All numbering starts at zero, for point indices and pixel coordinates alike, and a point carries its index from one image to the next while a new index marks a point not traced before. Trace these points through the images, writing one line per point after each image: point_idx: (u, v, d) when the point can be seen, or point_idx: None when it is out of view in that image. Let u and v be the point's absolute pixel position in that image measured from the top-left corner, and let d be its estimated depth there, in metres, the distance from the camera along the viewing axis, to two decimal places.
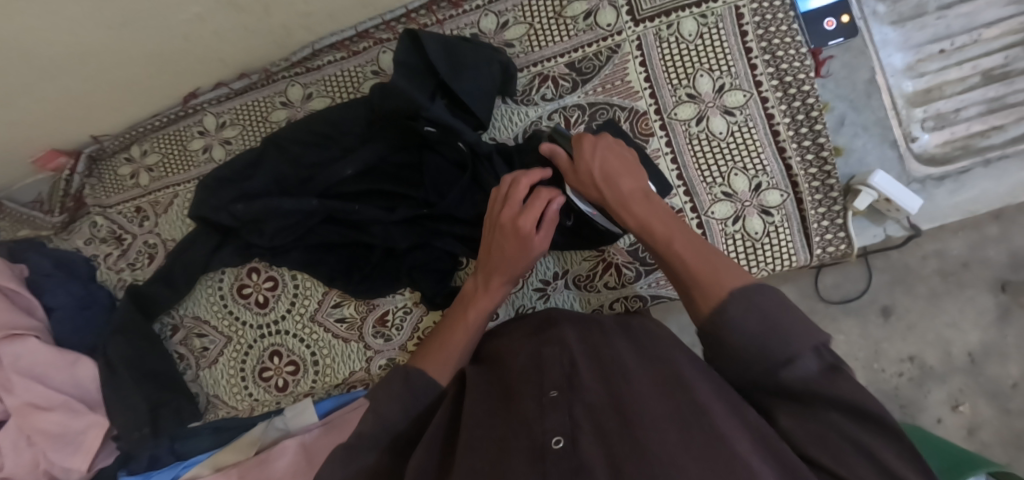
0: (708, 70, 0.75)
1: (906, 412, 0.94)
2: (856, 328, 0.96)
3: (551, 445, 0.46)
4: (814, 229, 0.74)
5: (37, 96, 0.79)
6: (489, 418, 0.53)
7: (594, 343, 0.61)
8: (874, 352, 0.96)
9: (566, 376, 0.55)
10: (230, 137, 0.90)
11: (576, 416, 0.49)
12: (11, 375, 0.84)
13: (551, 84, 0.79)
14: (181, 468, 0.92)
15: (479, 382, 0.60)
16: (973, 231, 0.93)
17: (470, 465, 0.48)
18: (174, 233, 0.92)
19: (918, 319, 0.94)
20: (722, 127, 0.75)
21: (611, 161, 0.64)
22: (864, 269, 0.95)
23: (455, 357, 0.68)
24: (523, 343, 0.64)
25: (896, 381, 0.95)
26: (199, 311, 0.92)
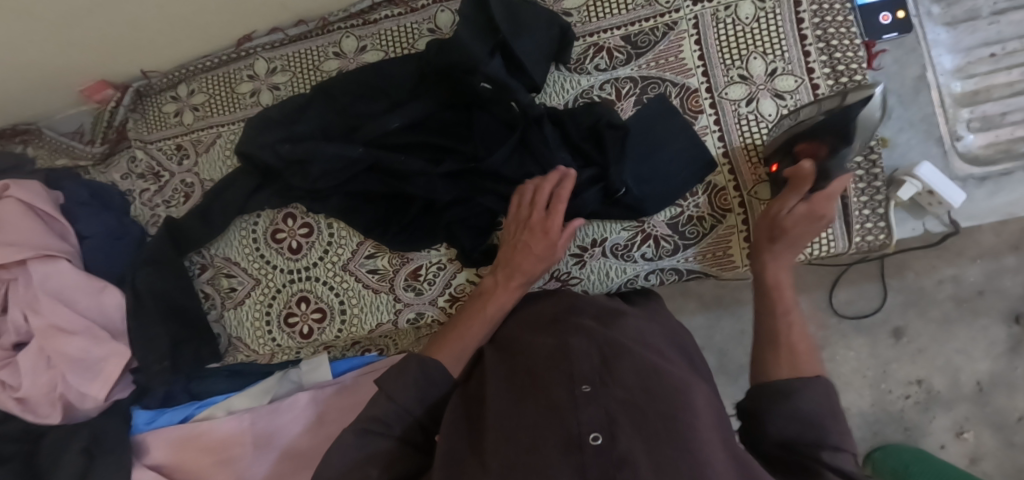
0: (761, 54, 0.77)
1: (910, 433, 1.13)
2: (865, 346, 1.15)
3: (588, 440, 0.50)
4: (856, 217, 0.74)
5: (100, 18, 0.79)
6: (519, 404, 0.56)
7: (614, 329, 0.64)
8: (884, 371, 1.14)
9: (596, 371, 0.57)
10: (279, 82, 0.90)
11: (611, 412, 0.52)
12: (40, 296, 0.84)
13: (605, 55, 0.80)
14: (194, 408, 0.93)
15: (503, 369, 0.62)
16: (991, 262, 1.10)
17: (504, 455, 0.52)
18: (213, 173, 0.93)
19: (930, 341, 1.13)
20: (772, 110, 0.77)
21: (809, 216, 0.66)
22: (880, 288, 1.14)
23: (469, 349, 0.68)
24: (547, 330, 0.66)
25: (903, 403, 1.14)
26: (230, 252, 0.92)
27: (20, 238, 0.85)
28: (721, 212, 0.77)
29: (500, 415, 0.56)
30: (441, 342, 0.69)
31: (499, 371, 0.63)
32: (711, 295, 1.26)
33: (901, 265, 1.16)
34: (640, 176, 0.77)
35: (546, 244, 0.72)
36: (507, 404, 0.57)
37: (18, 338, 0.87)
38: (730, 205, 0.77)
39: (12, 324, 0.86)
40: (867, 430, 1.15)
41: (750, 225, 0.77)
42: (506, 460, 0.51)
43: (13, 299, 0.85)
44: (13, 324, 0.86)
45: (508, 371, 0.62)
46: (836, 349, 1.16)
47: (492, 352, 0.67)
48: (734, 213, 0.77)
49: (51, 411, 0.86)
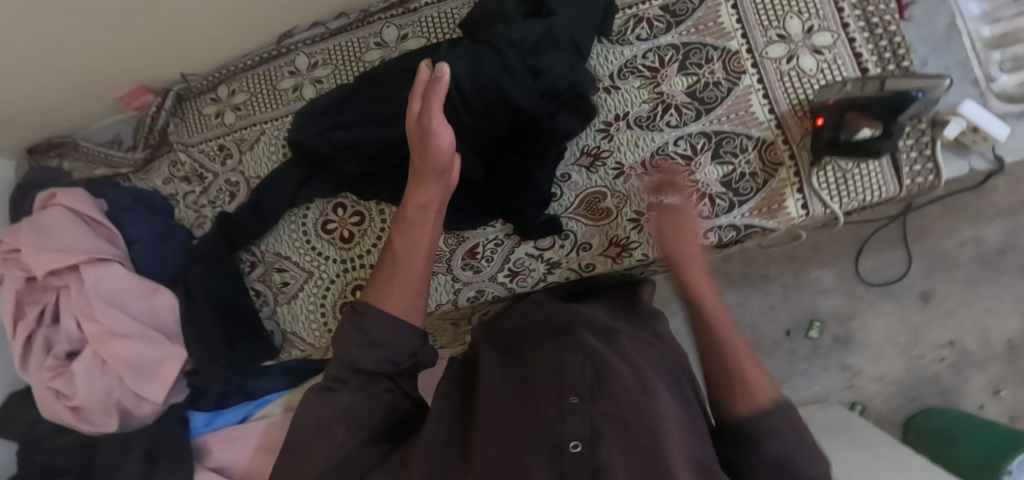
0: (797, 13, 0.80)
1: (947, 396, 1.17)
2: (894, 311, 1.20)
3: (569, 448, 0.53)
4: (904, 161, 0.76)
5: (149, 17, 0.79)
6: (509, 413, 0.60)
7: (611, 344, 0.66)
8: (914, 336, 1.19)
9: (587, 383, 0.59)
10: (322, 76, 0.91)
11: (594, 422, 0.55)
12: (93, 300, 0.82)
13: (647, 25, 0.83)
14: (252, 407, 0.93)
15: (501, 378, 0.66)
16: (1008, 220, 1.15)
17: (493, 464, 0.55)
18: (259, 171, 0.93)
19: (957, 302, 1.18)
20: (812, 65, 0.79)
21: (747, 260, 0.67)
22: (904, 254, 1.19)
23: (411, 287, 0.66)
24: (545, 341, 0.68)
25: (936, 366, 1.18)
26: (281, 247, 0.91)
27: (67, 244, 0.83)
28: (772, 167, 0.79)
29: (490, 427, 0.59)
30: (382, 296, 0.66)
31: (498, 384, 0.65)
32: (739, 272, 1.26)
33: (922, 229, 1.19)
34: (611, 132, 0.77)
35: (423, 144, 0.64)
36: (499, 416, 0.60)
37: (70, 347, 0.85)
38: (781, 159, 0.79)
39: (65, 332, 0.84)
40: (904, 396, 1.19)
41: (802, 176, 0.78)
42: (491, 465, 0.55)
43: (66, 306, 0.84)
44: (65, 332, 0.84)
45: (503, 382, 0.65)
46: (866, 318, 1.21)
47: (492, 362, 0.69)
48: (785, 167, 0.79)
49: (107, 420, 0.84)
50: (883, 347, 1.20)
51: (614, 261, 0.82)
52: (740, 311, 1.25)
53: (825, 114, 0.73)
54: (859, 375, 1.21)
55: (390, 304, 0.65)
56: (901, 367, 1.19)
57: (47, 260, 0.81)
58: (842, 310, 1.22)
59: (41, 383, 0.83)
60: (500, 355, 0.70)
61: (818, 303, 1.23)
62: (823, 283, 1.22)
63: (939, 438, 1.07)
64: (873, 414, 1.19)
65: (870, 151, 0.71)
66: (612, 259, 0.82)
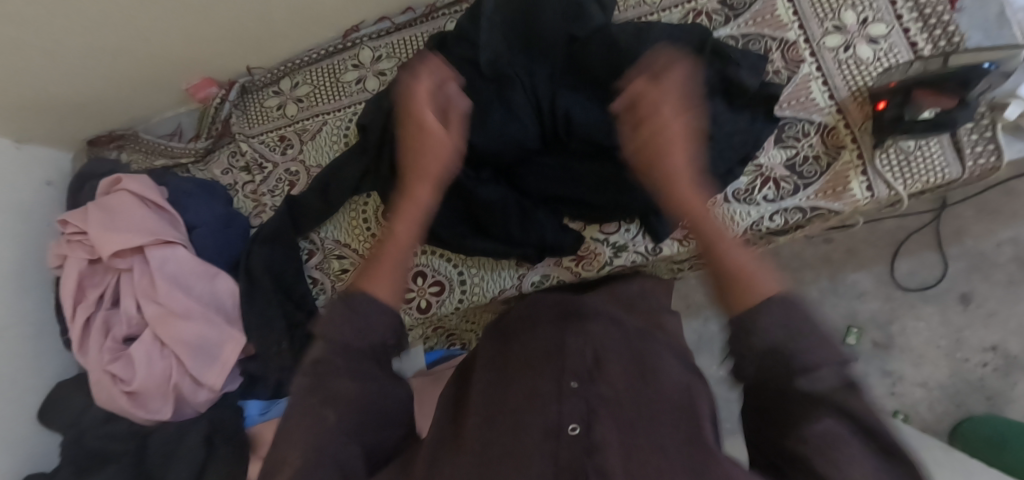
0: (852, 5, 0.83)
1: (993, 401, 1.15)
2: (934, 315, 1.19)
3: (566, 429, 0.53)
4: (966, 141, 0.78)
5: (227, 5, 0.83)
6: (505, 394, 0.59)
7: (611, 334, 0.65)
8: (956, 339, 1.17)
9: (586, 367, 0.60)
10: (385, 68, 0.94)
11: (591, 403, 0.55)
12: (157, 281, 0.82)
13: (705, 19, 0.86)
14: None
15: (496, 359, 0.65)
16: None
17: (486, 438, 0.54)
18: (320, 159, 0.94)
19: (998, 304, 1.16)
20: (869, 54, 0.82)
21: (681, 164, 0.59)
22: (939, 257, 1.19)
23: (397, 272, 0.56)
24: (547, 324, 0.68)
25: (980, 371, 1.16)
26: (340, 235, 0.92)
27: (133, 225, 0.83)
28: (836, 150, 0.81)
29: (482, 402, 0.59)
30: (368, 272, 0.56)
31: (491, 367, 0.65)
32: (771, 277, 1.25)
33: (958, 230, 1.19)
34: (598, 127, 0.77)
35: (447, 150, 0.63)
36: (496, 393, 0.60)
37: (128, 331, 0.84)
38: (843, 142, 0.81)
39: (125, 314, 0.84)
40: (949, 402, 1.16)
41: (866, 159, 0.80)
42: (484, 441, 0.54)
43: (131, 287, 0.84)
44: (126, 314, 0.83)
45: (498, 365, 0.64)
46: (906, 322, 1.20)
47: (487, 345, 0.69)
48: (848, 150, 0.80)
49: (163, 405, 0.82)
50: (924, 351, 1.19)
51: (681, 244, 0.82)
52: None
53: (887, 97, 0.76)
54: (901, 381, 1.19)
55: (379, 280, 0.54)
56: (945, 372, 1.17)
57: (114, 240, 0.81)
58: (881, 314, 1.21)
59: (100, 366, 0.82)
60: (496, 335, 0.70)
61: (856, 307, 1.21)
62: (858, 286, 1.22)
63: (991, 441, 1.03)
64: (917, 421, 1.17)
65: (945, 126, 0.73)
66: (680, 242, 0.82)
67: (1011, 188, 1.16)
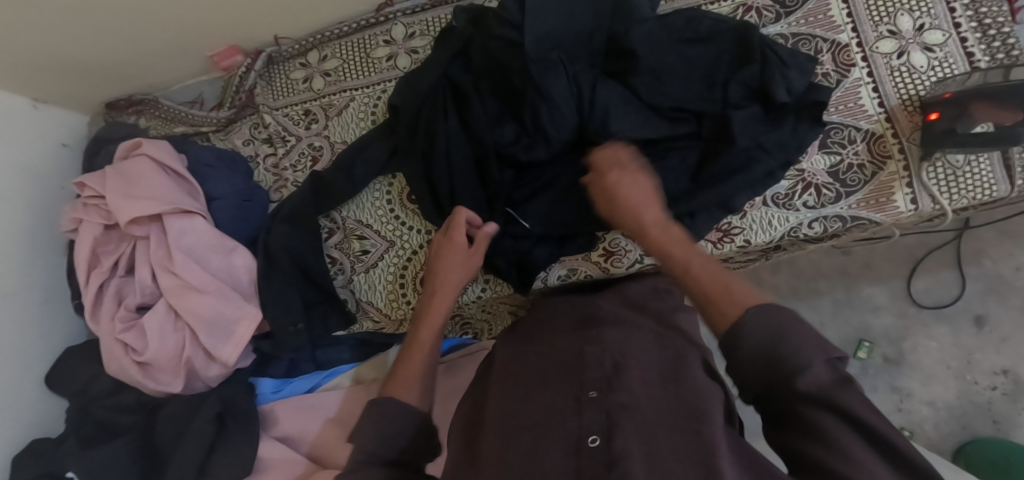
0: (908, 10, 0.80)
1: (1000, 426, 1.12)
2: (947, 335, 1.17)
3: (586, 443, 0.51)
4: (1017, 160, 0.76)
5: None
6: (521, 406, 0.58)
7: (632, 340, 0.62)
8: (967, 361, 1.15)
9: (605, 376, 0.57)
10: (418, 46, 0.91)
11: (611, 413, 0.53)
12: (175, 251, 0.80)
13: (755, 15, 0.83)
14: (321, 378, 0.92)
15: (514, 369, 0.65)
16: None
17: (506, 457, 0.53)
18: (346, 136, 0.91)
19: (1012, 328, 1.14)
20: (923, 62, 0.79)
21: (637, 196, 0.69)
22: (957, 276, 1.17)
23: (420, 371, 0.65)
24: (563, 335, 0.67)
25: (989, 393, 1.13)
26: (363, 215, 0.89)
27: (152, 193, 0.81)
28: (882, 160, 0.78)
29: (500, 414, 0.58)
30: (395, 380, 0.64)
31: (508, 379, 0.64)
32: (788, 285, 1.24)
33: (977, 251, 1.17)
34: (631, 127, 0.77)
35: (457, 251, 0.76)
36: (513, 405, 0.59)
37: (141, 300, 0.82)
38: (890, 152, 0.78)
39: (139, 283, 0.81)
40: (956, 423, 1.14)
41: (912, 171, 0.77)
42: (504, 459, 0.53)
43: (146, 256, 0.81)
44: (140, 283, 0.81)
45: (516, 377, 0.63)
46: (918, 340, 1.18)
47: (505, 354, 0.69)
48: (895, 160, 0.78)
49: (174, 379, 0.81)
50: (935, 370, 1.17)
51: (715, 246, 0.80)
52: None
53: (940, 109, 0.73)
54: (909, 398, 1.17)
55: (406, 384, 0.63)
56: (953, 393, 1.15)
57: (132, 205, 0.79)
58: (894, 330, 1.19)
59: (111, 334, 0.80)
60: (515, 344, 0.70)
61: (870, 322, 1.20)
62: (874, 301, 1.20)
63: (999, 470, 1.01)
64: (922, 439, 1.15)
65: (1005, 141, 0.68)
66: (713, 244, 0.80)
67: None
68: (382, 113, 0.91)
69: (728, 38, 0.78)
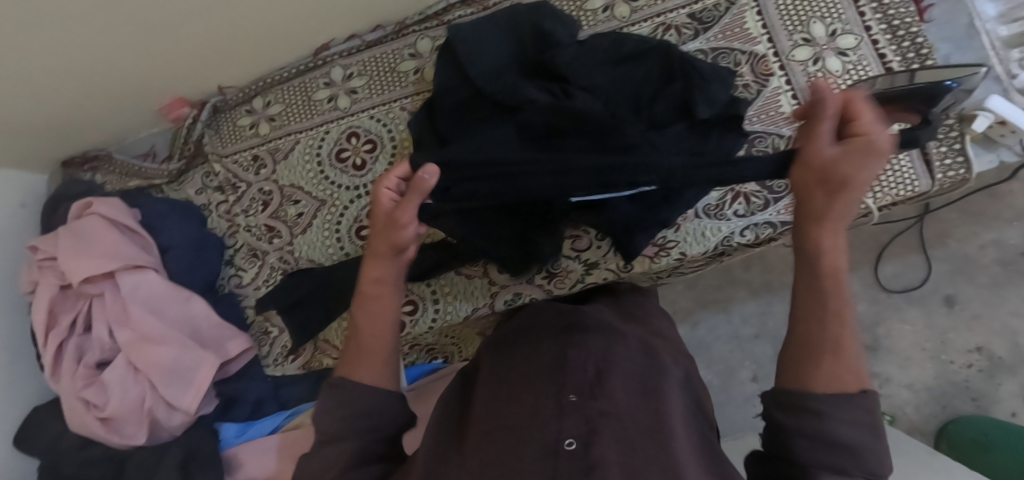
0: (820, 18, 0.83)
1: (979, 403, 1.15)
2: (920, 317, 1.19)
3: (564, 445, 0.52)
4: (935, 155, 0.78)
5: (208, 31, 0.85)
6: (502, 410, 0.59)
7: (622, 352, 0.62)
8: (942, 341, 1.17)
9: (588, 381, 0.57)
10: (357, 87, 0.94)
11: (590, 421, 0.54)
12: (130, 306, 0.82)
13: (674, 33, 0.86)
14: (284, 418, 0.91)
15: (500, 378, 0.63)
16: None
17: (486, 459, 0.54)
18: (293, 179, 0.94)
19: (983, 306, 1.16)
20: (838, 66, 0.82)
21: (817, 171, 0.49)
22: (923, 259, 1.19)
23: (383, 352, 0.60)
24: (550, 340, 0.64)
25: (965, 372, 1.16)
26: (314, 254, 0.92)
27: (105, 250, 0.83)
28: None
29: (492, 415, 0.59)
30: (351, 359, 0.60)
31: (492, 386, 0.63)
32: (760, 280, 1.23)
33: (941, 233, 1.18)
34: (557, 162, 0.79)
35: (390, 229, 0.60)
36: (500, 405, 0.59)
37: (101, 356, 0.84)
38: None
39: (96, 340, 0.83)
40: (935, 404, 1.16)
41: None
42: (484, 463, 0.54)
43: (102, 313, 0.83)
44: (99, 340, 0.83)
45: (501, 381, 0.63)
46: (892, 325, 1.20)
47: (488, 364, 0.68)
48: None
49: (138, 431, 0.82)
50: (910, 353, 1.19)
51: (652, 261, 0.82)
52: (763, 319, 1.22)
53: None
54: (888, 383, 1.19)
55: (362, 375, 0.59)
56: (931, 374, 1.17)
57: (86, 266, 0.81)
58: (867, 317, 1.21)
59: (72, 392, 0.82)
60: (500, 353, 0.69)
61: None
62: (845, 289, 1.21)
63: (977, 445, 1.01)
64: (904, 423, 1.17)
65: None
66: (650, 258, 0.82)
67: (996, 190, 1.16)
68: (326, 155, 0.93)
69: (652, 56, 0.81)
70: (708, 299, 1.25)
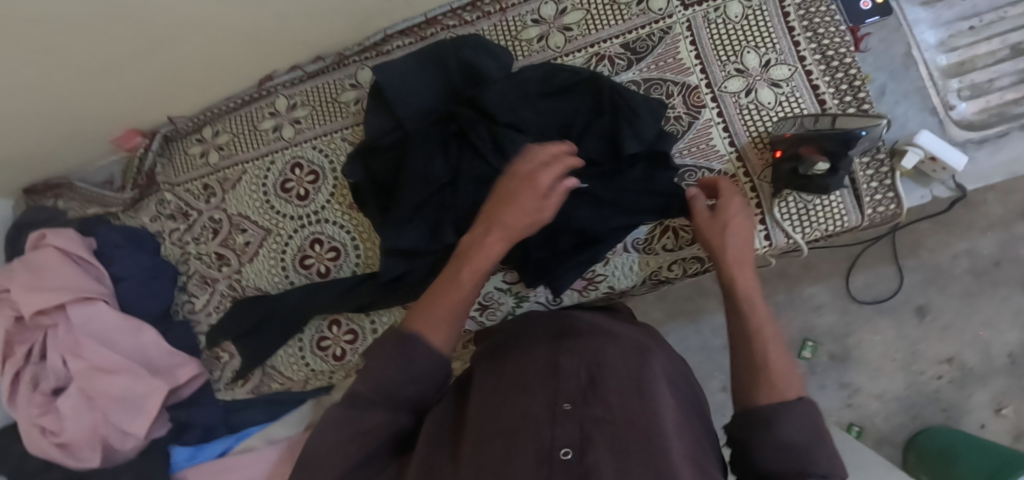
0: (754, 47, 0.82)
1: (949, 414, 1.13)
2: (891, 328, 1.16)
3: (558, 454, 0.51)
4: (865, 190, 0.77)
5: (148, 72, 0.86)
6: (496, 413, 0.58)
7: (620, 356, 0.62)
8: (913, 352, 1.16)
9: (581, 390, 0.57)
10: (300, 117, 0.95)
11: (586, 428, 0.53)
12: (81, 339, 0.86)
13: (607, 63, 0.85)
14: (233, 440, 0.96)
15: (495, 379, 0.63)
16: (1002, 231, 1.12)
17: (478, 462, 0.53)
18: (240, 208, 0.96)
19: (954, 317, 1.14)
20: (770, 98, 0.81)
21: (739, 229, 0.72)
22: (895, 270, 1.16)
23: (449, 320, 0.61)
24: (543, 343, 0.65)
25: (936, 383, 1.14)
26: (260, 283, 0.94)
27: (60, 283, 0.87)
28: None
29: (482, 418, 0.58)
30: (420, 313, 0.62)
31: (486, 387, 0.63)
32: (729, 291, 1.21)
33: (914, 242, 1.15)
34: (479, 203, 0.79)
35: (534, 194, 0.68)
36: (493, 409, 0.58)
37: (57, 383, 0.88)
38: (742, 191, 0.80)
39: (52, 369, 0.87)
40: (906, 415, 1.15)
41: (764, 208, 0.79)
42: (480, 464, 0.53)
43: (55, 344, 0.87)
44: (53, 369, 0.87)
45: (497, 382, 0.62)
46: (863, 336, 1.17)
47: (484, 367, 0.67)
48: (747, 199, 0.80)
49: (92, 454, 0.86)
50: (881, 364, 1.17)
51: (581, 294, 0.84)
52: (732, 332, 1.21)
53: (784, 147, 0.74)
54: (857, 393, 1.17)
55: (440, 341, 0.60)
56: (901, 385, 1.16)
57: (38, 299, 0.85)
58: (837, 328, 1.18)
59: (29, 419, 0.87)
60: (496, 357, 0.68)
61: (813, 321, 1.19)
62: (816, 300, 1.19)
63: (943, 458, 1.02)
64: (872, 433, 1.16)
65: (824, 187, 0.72)
66: (579, 292, 0.84)
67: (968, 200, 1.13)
68: (271, 185, 0.95)
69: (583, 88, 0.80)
70: (677, 310, 1.24)
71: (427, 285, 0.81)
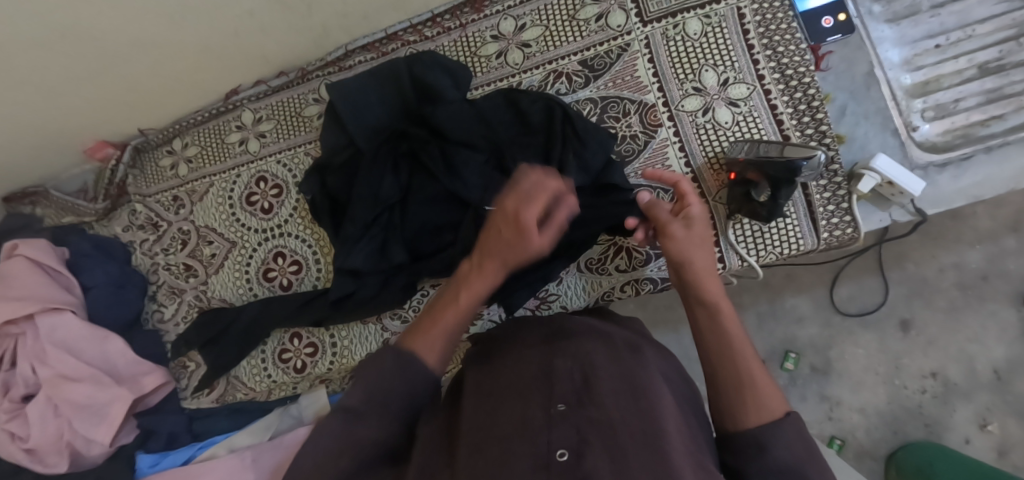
0: (712, 66, 0.80)
1: (932, 430, 1.09)
2: (875, 341, 1.11)
3: (556, 457, 0.45)
4: (821, 213, 0.76)
5: (111, 88, 0.88)
6: (488, 419, 0.52)
7: (615, 358, 0.57)
8: (895, 365, 1.10)
9: (575, 390, 0.52)
10: (265, 130, 0.96)
11: (584, 430, 0.47)
12: (47, 347, 0.88)
13: (565, 80, 0.84)
14: (195, 449, 0.97)
15: (483, 383, 0.58)
16: (990, 244, 1.08)
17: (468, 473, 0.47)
18: (207, 219, 0.98)
19: (938, 331, 1.09)
20: (728, 117, 0.79)
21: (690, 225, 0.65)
22: (880, 282, 1.11)
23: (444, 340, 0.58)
24: (532, 346, 0.61)
25: (919, 397, 1.09)
26: (225, 294, 0.96)
27: (26, 292, 0.89)
28: None
29: (471, 425, 0.52)
30: (414, 331, 0.59)
31: (472, 394, 0.57)
32: None
33: (900, 255, 1.10)
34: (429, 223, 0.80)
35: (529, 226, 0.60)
36: (484, 417, 0.52)
37: (26, 390, 0.91)
38: None
39: (21, 376, 0.90)
40: (887, 429, 1.10)
41: (718, 230, 0.78)
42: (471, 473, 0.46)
43: (23, 352, 0.89)
44: (22, 377, 0.90)
45: (483, 388, 0.57)
46: (845, 348, 1.12)
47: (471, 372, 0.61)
48: None
49: (58, 461, 0.88)
50: (863, 376, 1.12)
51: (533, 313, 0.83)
52: None
53: (737, 170, 0.73)
54: (839, 406, 1.12)
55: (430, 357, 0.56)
56: (883, 398, 1.11)
57: (6, 309, 0.87)
58: (819, 339, 1.13)
59: None
60: (482, 361, 0.63)
61: (795, 332, 1.14)
62: (799, 311, 1.13)
63: (921, 475, 0.96)
64: (853, 447, 1.11)
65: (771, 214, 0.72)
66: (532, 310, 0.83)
67: (954, 211, 1.09)
68: (236, 197, 0.96)
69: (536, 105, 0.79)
70: (659, 318, 1.20)
71: (379, 303, 0.82)
